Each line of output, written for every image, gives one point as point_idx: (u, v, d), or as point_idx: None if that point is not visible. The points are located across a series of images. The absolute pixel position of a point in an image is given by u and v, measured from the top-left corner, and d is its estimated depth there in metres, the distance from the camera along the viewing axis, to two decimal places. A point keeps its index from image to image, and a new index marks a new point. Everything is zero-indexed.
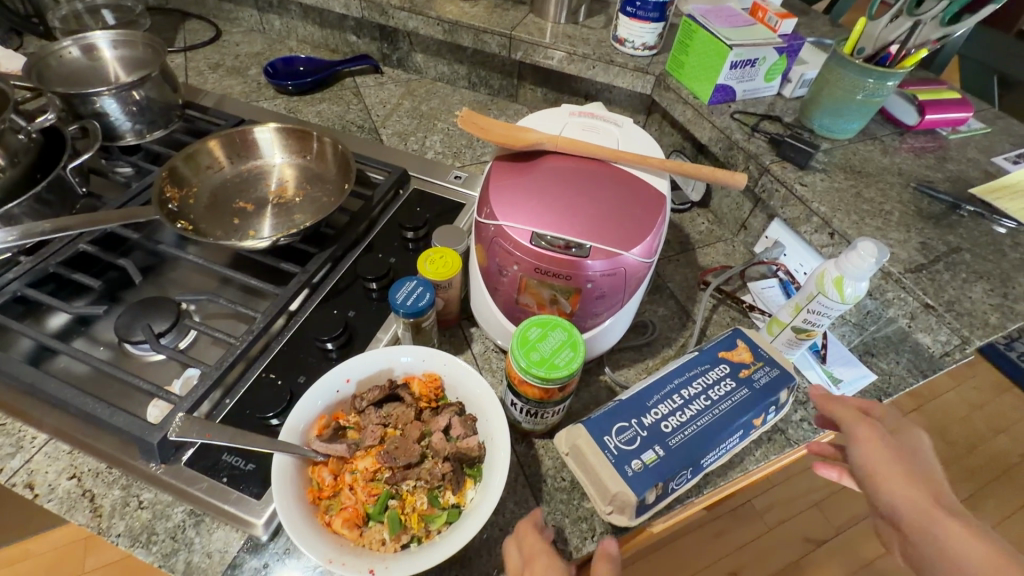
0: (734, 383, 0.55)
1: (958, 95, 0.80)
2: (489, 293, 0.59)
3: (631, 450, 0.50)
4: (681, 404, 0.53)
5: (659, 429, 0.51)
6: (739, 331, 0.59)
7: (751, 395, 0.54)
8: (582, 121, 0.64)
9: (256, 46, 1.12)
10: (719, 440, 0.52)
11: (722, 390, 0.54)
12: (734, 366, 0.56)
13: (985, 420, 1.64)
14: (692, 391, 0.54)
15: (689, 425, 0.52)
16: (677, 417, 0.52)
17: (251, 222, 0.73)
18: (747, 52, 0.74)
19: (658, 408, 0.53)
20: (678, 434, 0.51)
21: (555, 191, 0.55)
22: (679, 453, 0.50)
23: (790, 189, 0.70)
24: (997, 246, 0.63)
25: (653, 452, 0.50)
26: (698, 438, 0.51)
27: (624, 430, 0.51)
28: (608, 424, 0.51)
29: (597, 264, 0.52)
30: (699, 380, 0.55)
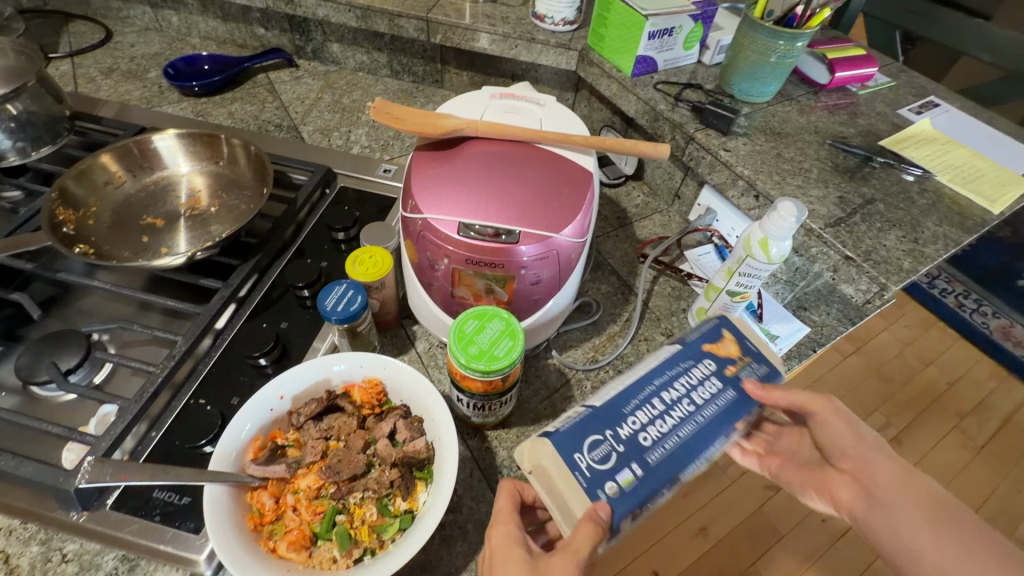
0: (720, 382, 0.50)
1: (863, 52, 0.84)
2: (424, 289, 0.57)
3: (605, 470, 0.44)
4: (661, 411, 0.47)
5: (638, 443, 0.45)
6: (727, 319, 0.53)
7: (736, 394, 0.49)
8: (503, 103, 0.63)
9: (153, 47, 1.03)
10: (706, 449, 0.47)
11: (705, 390, 0.49)
12: (719, 360, 0.51)
13: (914, 354, 1.78)
14: (675, 394, 0.48)
15: (670, 436, 0.46)
16: (656, 428, 0.46)
17: (163, 238, 0.68)
18: (663, 22, 0.74)
19: (634, 414, 0.46)
20: (657, 450, 0.45)
21: (480, 178, 0.54)
22: (657, 472, 0.45)
23: (715, 154, 0.71)
24: (905, 194, 0.67)
25: (634, 472, 0.44)
26: (677, 452, 0.45)
27: (597, 444, 0.44)
28: (578, 437, 0.45)
29: (529, 250, 0.51)
30: (682, 380, 0.49)
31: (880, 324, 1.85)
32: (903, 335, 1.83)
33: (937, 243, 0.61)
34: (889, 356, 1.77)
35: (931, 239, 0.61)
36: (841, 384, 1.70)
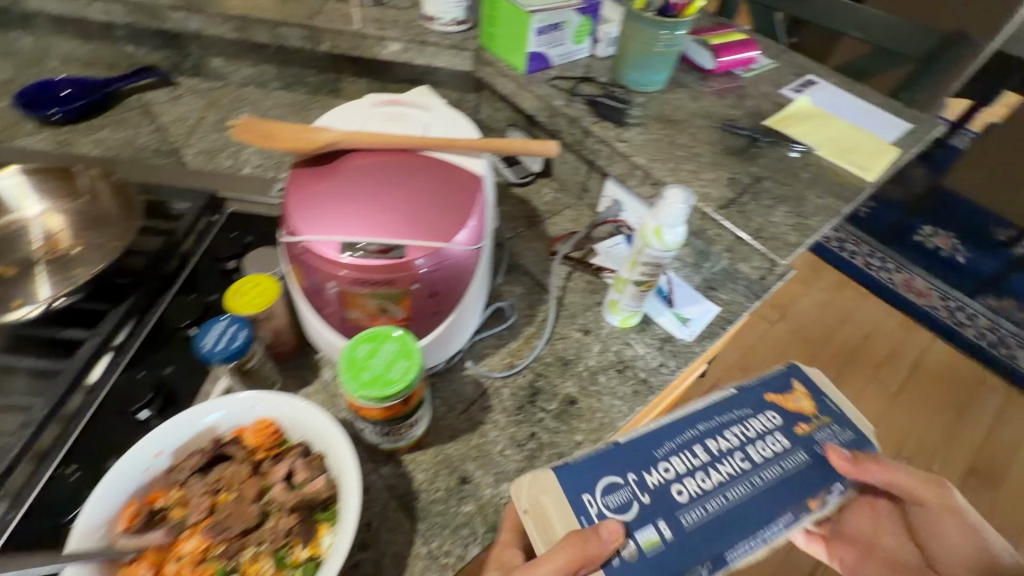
0: (788, 445, 0.53)
1: (744, 36, 0.87)
2: (316, 315, 0.53)
3: (624, 522, 0.47)
4: (702, 464, 0.51)
5: (673, 497, 0.49)
6: (796, 375, 0.58)
7: (793, 461, 0.52)
8: (386, 110, 0.60)
9: (3, 74, 0.93)
10: (755, 518, 0.49)
11: (764, 451, 0.53)
12: (783, 414, 0.55)
13: (832, 314, 2.05)
14: (726, 444, 0.53)
15: (712, 495, 0.49)
16: (693, 484, 0.50)
17: (18, 289, 0.60)
18: (549, 17, 0.74)
19: (666, 461, 0.51)
20: (692, 512, 0.48)
21: (361, 192, 0.51)
22: (688, 537, 0.47)
23: (612, 146, 0.71)
24: (791, 170, 0.70)
25: (658, 530, 0.47)
26: (718, 513, 0.49)
27: (616, 488, 0.49)
28: (591, 479, 0.49)
29: (418, 263, 0.49)
30: (736, 431, 0.54)
31: (800, 290, 2.12)
32: (820, 299, 2.10)
33: (821, 215, 0.64)
34: (808, 318, 2.03)
35: (814, 211, 0.64)
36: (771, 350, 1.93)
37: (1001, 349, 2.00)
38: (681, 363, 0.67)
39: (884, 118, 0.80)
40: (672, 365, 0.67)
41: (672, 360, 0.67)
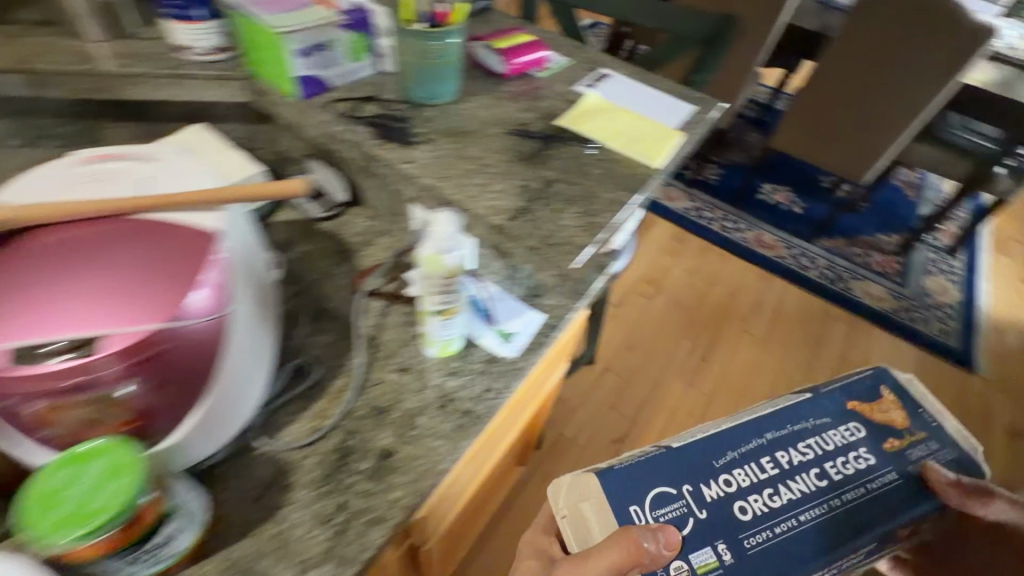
0: (874, 459, 0.71)
1: (532, 39, 0.88)
2: (25, 437, 0.44)
3: (696, 528, 0.65)
4: (765, 478, 0.69)
5: (734, 514, 0.66)
6: (882, 386, 0.76)
7: (835, 483, 0.69)
8: (93, 170, 0.51)
9: None
10: (803, 545, 0.66)
11: (830, 465, 0.70)
12: (868, 424, 0.73)
13: (701, 279, 2.23)
14: (812, 441, 0.71)
15: (777, 517, 0.67)
16: (777, 500, 0.67)
17: None
18: (311, 38, 0.68)
19: (726, 474, 0.68)
20: (755, 537, 0.65)
21: (45, 283, 0.42)
22: (749, 558, 0.64)
23: (398, 169, 0.66)
24: (582, 167, 0.70)
25: (717, 546, 0.64)
26: (768, 553, 0.65)
27: (667, 502, 0.65)
28: (666, 478, 0.67)
29: (127, 353, 0.41)
30: (823, 433, 0.72)
31: (670, 262, 2.29)
32: (689, 267, 2.28)
33: (610, 210, 0.65)
34: (683, 285, 2.20)
35: (604, 208, 0.65)
36: (653, 325, 2.04)
37: (839, 283, 2.28)
38: (506, 384, 0.65)
39: (663, 105, 0.85)
40: (498, 388, 0.64)
41: (498, 382, 0.65)
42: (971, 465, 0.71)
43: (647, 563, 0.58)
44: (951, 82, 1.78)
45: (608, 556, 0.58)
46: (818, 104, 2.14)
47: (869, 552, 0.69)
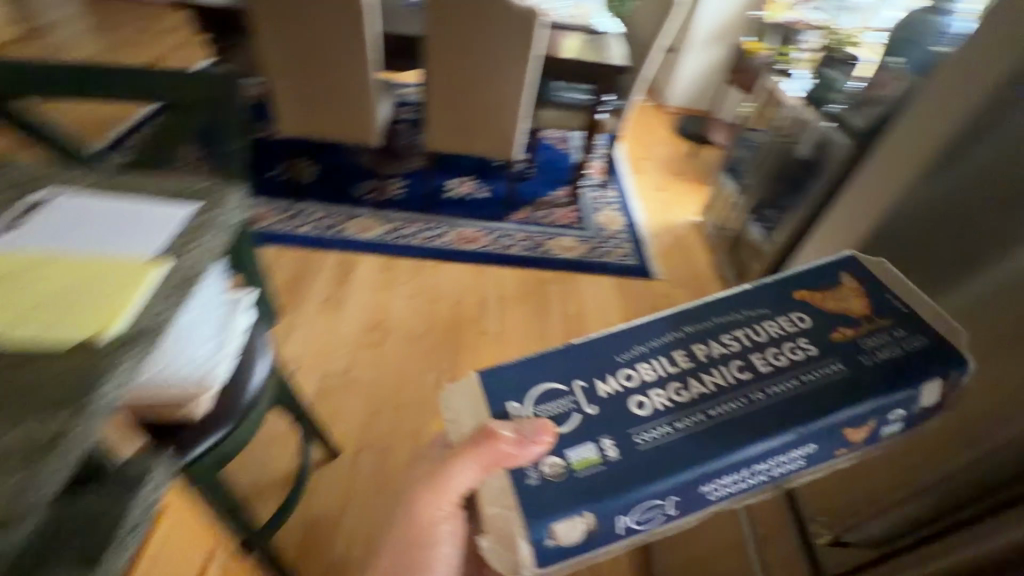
0: (816, 351, 0.67)
1: None
2: None
3: (596, 428, 0.62)
4: (676, 372, 0.67)
5: (631, 412, 0.63)
6: (843, 274, 0.76)
7: (767, 373, 0.66)
8: None
9: None
10: (718, 429, 0.61)
11: (758, 355, 0.68)
12: (811, 313, 0.71)
13: (422, 300, 2.16)
14: (743, 333, 0.70)
15: (681, 408, 0.64)
16: (686, 394, 0.65)
17: None
18: None
19: (628, 369, 0.67)
20: (649, 436, 0.61)
21: None
22: (640, 456, 0.59)
23: None
24: None
25: (601, 450, 0.60)
26: (682, 454, 0.59)
27: (556, 396, 0.64)
28: (571, 374, 0.66)
29: None
30: (763, 326, 0.71)
31: (385, 297, 2.15)
32: (407, 292, 2.19)
33: None
34: (406, 317, 2.08)
35: None
36: (391, 373, 1.88)
37: (540, 249, 2.47)
38: None
39: (138, 231, 0.80)
40: None
41: None
42: (938, 360, 0.66)
43: (504, 462, 0.57)
44: (531, 58, 2.00)
45: (467, 467, 0.57)
46: (444, 100, 2.17)
47: (799, 458, 0.63)
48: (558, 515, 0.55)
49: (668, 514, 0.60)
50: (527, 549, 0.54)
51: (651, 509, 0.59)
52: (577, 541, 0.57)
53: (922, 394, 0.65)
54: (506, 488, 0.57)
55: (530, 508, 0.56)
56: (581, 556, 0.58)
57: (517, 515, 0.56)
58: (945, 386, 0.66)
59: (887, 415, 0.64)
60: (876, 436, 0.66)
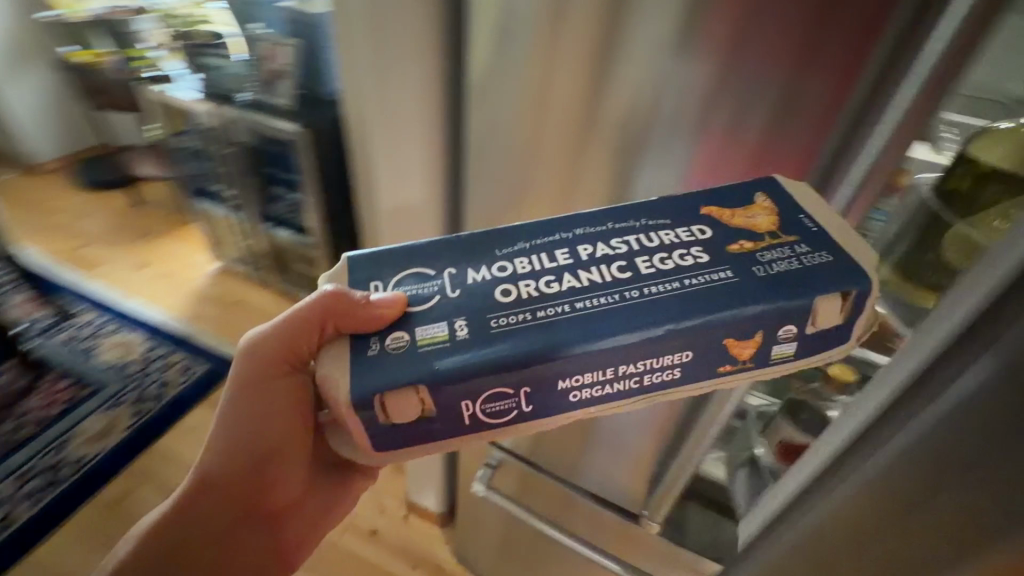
0: (707, 259, 0.47)
1: None
2: None
3: (451, 312, 0.47)
4: (551, 266, 0.49)
5: (492, 298, 0.47)
6: (757, 193, 0.51)
7: (649, 275, 0.47)
8: None
9: None
10: (576, 322, 0.45)
11: (650, 255, 0.48)
12: (716, 224, 0.50)
13: None
14: (631, 243, 0.49)
15: (543, 301, 0.46)
16: (558, 286, 0.47)
17: None
18: None
19: (504, 260, 0.50)
20: (504, 319, 0.46)
21: None
22: (487, 335, 0.45)
23: None
24: None
25: (455, 328, 0.45)
26: (532, 337, 0.44)
27: (424, 279, 0.50)
28: (443, 261, 0.51)
29: None
30: (654, 232, 0.50)
31: None
32: None
33: None
34: None
35: None
36: None
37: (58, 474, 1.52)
38: None
39: None
40: None
41: None
42: (853, 276, 0.44)
43: (345, 323, 0.47)
44: None
45: (315, 310, 0.51)
46: None
47: (672, 370, 0.46)
48: (385, 384, 0.43)
49: (522, 411, 0.46)
50: (356, 420, 0.44)
51: (505, 398, 0.45)
52: (411, 421, 0.45)
53: (817, 310, 0.44)
54: (340, 360, 0.45)
55: (358, 372, 0.44)
56: (412, 447, 0.47)
57: (343, 379, 0.44)
58: (850, 309, 0.45)
59: (773, 333, 0.45)
60: (766, 357, 0.47)
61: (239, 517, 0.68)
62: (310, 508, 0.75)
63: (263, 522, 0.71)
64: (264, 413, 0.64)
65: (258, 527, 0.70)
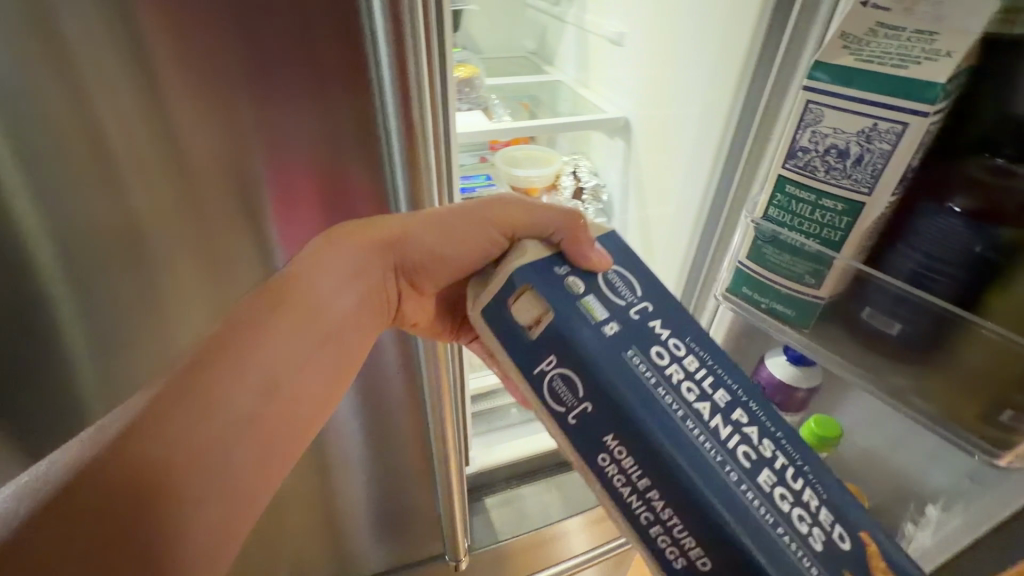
0: (818, 551, 0.32)
1: None
2: None
3: (610, 329, 0.34)
4: (711, 395, 0.35)
5: (650, 344, 0.35)
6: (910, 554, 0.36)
7: (765, 497, 0.32)
8: None
9: None
10: (681, 438, 0.32)
11: (781, 488, 0.33)
12: (855, 552, 0.34)
13: None
14: (771, 472, 0.34)
15: (681, 399, 0.33)
16: (701, 406, 0.34)
17: None
18: None
19: (686, 350, 0.36)
20: (644, 365, 0.34)
21: None
22: (612, 366, 0.32)
23: None
24: None
25: (606, 321, 0.34)
26: (636, 396, 0.32)
27: (622, 282, 0.38)
28: (660, 301, 0.38)
29: None
30: (796, 479, 0.34)
31: None
32: None
33: None
34: None
35: None
36: None
37: None
38: None
39: None
40: None
41: None
42: None
43: (569, 248, 0.37)
44: None
45: (543, 216, 0.40)
46: None
47: (685, 559, 0.32)
48: (544, 282, 0.34)
49: (560, 414, 0.34)
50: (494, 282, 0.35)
51: (569, 395, 0.33)
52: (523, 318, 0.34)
53: None
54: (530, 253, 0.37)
55: (529, 269, 0.35)
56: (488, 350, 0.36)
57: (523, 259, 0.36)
58: None
59: None
60: None
61: (368, 278, 0.41)
62: (415, 308, 0.46)
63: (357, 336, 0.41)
64: (449, 236, 0.41)
65: (334, 364, 0.38)
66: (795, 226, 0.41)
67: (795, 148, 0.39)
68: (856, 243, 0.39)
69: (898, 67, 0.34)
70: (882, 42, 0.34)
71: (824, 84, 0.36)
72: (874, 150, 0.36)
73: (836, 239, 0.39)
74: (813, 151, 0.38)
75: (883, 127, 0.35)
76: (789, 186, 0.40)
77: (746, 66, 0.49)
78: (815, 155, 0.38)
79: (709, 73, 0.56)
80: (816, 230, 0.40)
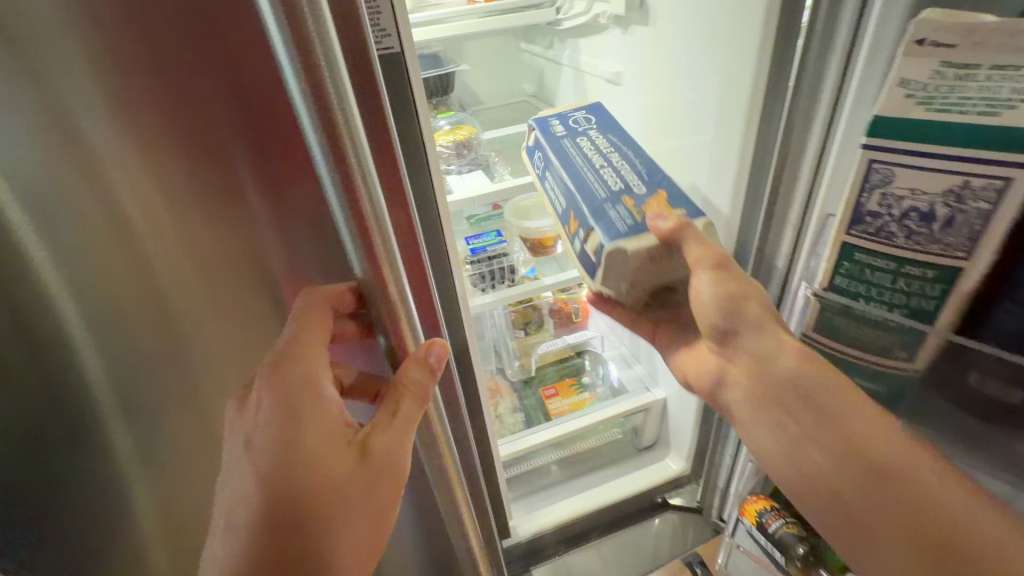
0: (637, 190, 0.53)
1: None
2: None
3: (566, 123, 0.61)
4: (612, 146, 0.57)
5: (583, 130, 0.60)
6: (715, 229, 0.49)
7: (611, 170, 0.54)
8: None
9: None
10: (569, 151, 0.57)
11: (627, 178, 0.54)
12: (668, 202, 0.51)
13: None
14: (627, 170, 0.55)
15: (588, 142, 0.58)
16: (604, 148, 0.57)
17: None
18: None
19: (611, 136, 0.59)
20: (576, 139, 0.58)
21: None
22: (553, 141, 0.58)
23: None
24: None
25: (561, 132, 0.59)
26: (558, 146, 0.58)
27: (587, 114, 0.62)
28: (607, 119, 0.61)
29: None
30: (643, 172, 0.55)
31: None
32: None
33: None
34: None
35: None
36: None
37: None
38: None
39: None
40: None
41: None
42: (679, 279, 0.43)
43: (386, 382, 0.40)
44: None
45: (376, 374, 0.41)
46: None
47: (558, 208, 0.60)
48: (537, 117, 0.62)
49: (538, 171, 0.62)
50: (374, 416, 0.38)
51: (540, 161, 0.61)
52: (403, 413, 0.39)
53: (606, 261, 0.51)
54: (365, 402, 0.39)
55: (536, 121, 0.61)
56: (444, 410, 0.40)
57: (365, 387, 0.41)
58: (612, 265, 0.51)
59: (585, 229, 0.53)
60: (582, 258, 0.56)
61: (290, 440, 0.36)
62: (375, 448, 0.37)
63: (368, 498, 0.37)
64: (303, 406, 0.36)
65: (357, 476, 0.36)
66: (875, 295, 0.37)
67: (861, 212, 0.35)
68: (951, 313, 0.35)
69: (990, 114, 0.29)
70: (960, 86, 0.30)
71: (885, 141, 0.32)
72: (968, 210, 0.31)
73: (928, 308, 0.35)
74: (886, 215, 0.34)
75: (975, 186, 0.30)
76: (858, 254, 0.37)
77: (753, 87, 0.45)
78: (889, 221, 0.34)
79: (714, 96, 0.52)
80: (902, 298, 0.36)
